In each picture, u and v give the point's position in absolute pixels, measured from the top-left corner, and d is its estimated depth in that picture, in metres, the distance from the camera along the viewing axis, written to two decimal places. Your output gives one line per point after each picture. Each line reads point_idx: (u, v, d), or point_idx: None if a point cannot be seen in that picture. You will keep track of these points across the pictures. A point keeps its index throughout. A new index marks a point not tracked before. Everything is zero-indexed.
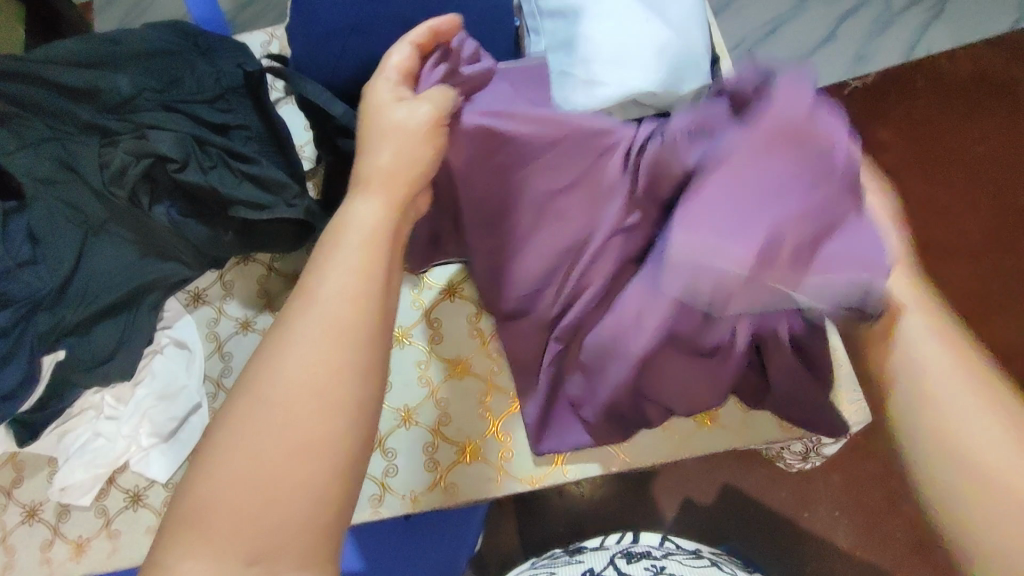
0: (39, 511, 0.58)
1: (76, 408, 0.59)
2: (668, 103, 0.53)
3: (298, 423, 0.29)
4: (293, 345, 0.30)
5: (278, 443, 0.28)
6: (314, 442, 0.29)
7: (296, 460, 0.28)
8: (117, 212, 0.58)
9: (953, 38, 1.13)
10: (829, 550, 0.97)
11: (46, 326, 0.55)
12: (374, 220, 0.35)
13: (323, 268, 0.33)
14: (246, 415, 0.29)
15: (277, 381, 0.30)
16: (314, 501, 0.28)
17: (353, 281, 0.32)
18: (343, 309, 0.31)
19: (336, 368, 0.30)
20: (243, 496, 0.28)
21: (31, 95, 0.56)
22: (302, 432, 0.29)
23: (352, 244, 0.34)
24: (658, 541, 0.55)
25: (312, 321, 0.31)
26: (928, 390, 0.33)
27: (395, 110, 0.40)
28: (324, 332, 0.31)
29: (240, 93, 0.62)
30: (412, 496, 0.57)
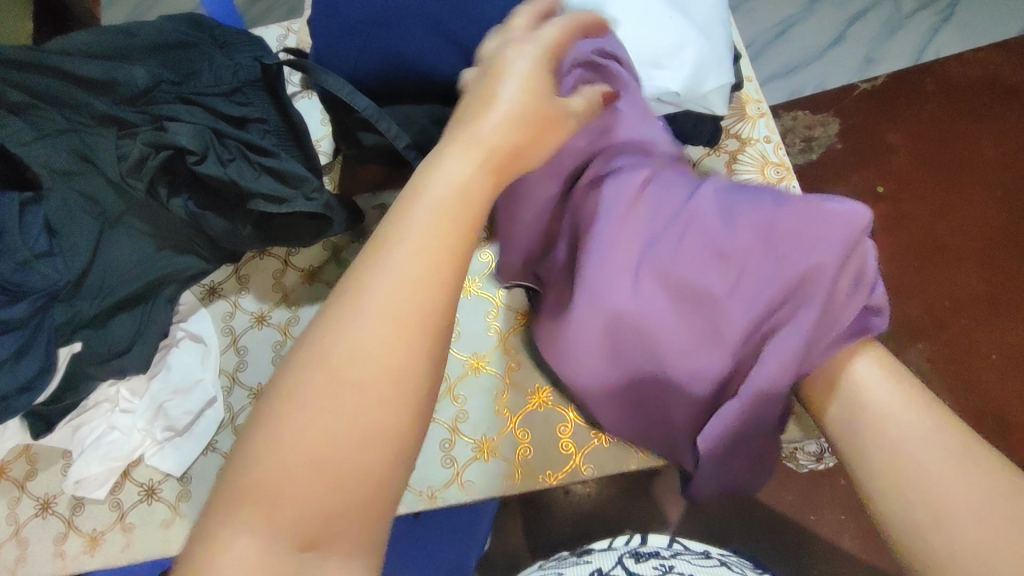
0: (52, 504, 0.58)
1: (91, 401, 0.59)
2: (689, 103, 0.54)
3: (362, 404, 0.26)
4: (361, 316, 0.27)
5: (340, 432, 0.26)
6: (375, 424, 0.26)
7: (360, 448, 0.26)
8: (134, 204, 0.58)
9: (964, 42, 1.13)
10: (835, 554, 0.97)
11: (63, 318, 0.55)
12: (442, 186, 0.31)
13: (400, 229, 0.29)
14: (308, 388, 0.26)
15: (342, 356, 0.27)
16: (372, 490, 0.26)
17: (426, 253, 0.29)
18: (407, 299, 0.27)
19: (405, 348, 0.27)
20: (299, 475, 0.25)
21: (48, 88, 0.56)
22: (360, 415, 0.26)
23: (434, 205, 0.30)
24: (665, 542, 0.55)
25: (384, 289, 0.27)
26: (867, 410, 0.36)
27: (503, 87, 0.35)
28: (395, 306, 0.27)
29: (258, 86, 0.62)
30: (429, 493, 0.57)
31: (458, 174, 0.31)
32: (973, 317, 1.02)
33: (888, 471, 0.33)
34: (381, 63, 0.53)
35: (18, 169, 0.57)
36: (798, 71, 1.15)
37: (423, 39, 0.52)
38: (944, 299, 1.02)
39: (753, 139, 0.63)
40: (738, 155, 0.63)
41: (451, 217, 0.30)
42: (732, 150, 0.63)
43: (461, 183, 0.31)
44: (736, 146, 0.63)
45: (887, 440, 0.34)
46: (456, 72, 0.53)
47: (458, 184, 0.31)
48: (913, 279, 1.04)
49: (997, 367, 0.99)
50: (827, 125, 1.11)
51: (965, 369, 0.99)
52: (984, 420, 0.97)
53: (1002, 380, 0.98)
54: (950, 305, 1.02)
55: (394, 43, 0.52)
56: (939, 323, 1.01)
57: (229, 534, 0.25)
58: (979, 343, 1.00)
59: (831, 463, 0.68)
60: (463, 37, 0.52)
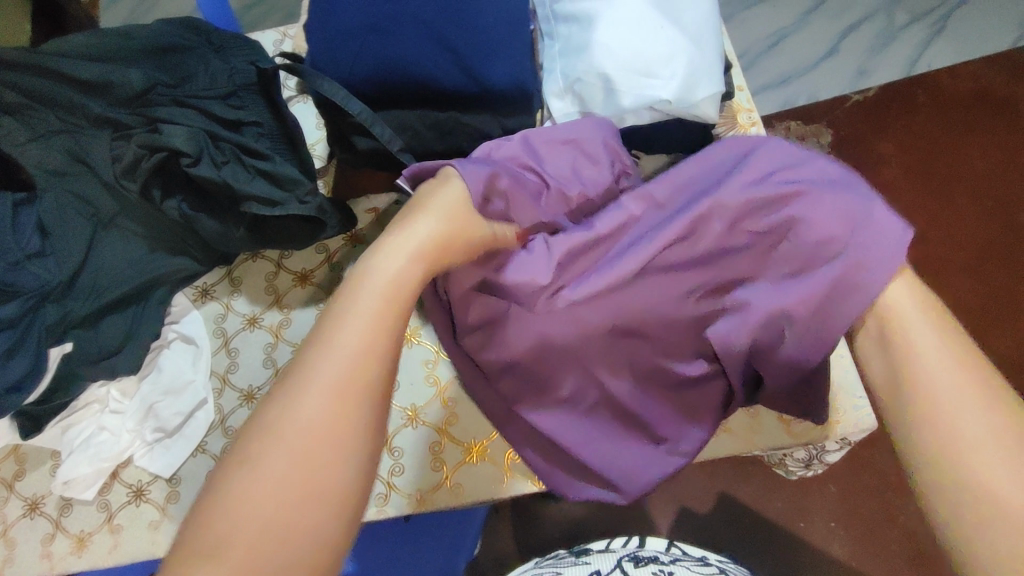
0: (41, 505, 0.58)
1: (82, 401, 0.58)
2: (682, 111, 0.54)
3: (313, 458, 0.29)
4: (312, 385, 0.31)
5: (292, 486, 0.29)
6: (320, 482, 0.29)
7: (309, 505, 0.29)
8: (127, 205, 0.59)
9: (955, 56, 1.14)
10: (825, 559, 1.04)
11: (53, 319, 0.55)
12: (381, 277, 0.36)
13: (348, 304, 0.34)
14: (267, 451, 0.29)
15: (295, 419, 0.30)
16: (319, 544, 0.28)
17: (365, 328, 0.33)
18: (352, 363, 0.32)
19: (349, 415, 0.31)
20: (251, 527, 0.28)
21: (43, 88, 0.57)
22: (308, 473, 0.29)
23: (372, 290, 0.35)
24: (665, 546, 0.55)
25: (331, 355, 0.32)
26: (922, 389, 0.36)
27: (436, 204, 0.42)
28: (341, 374, 0.32)
29: (253, 90, 0.63)
30: (419, 496, 0.57)
31: (396, 265, 0.37)
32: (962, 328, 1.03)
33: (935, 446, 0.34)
34: (376, 69, 0.53)
35: (15, 171, 0.59)
36: (791, 82, 1.16)
37: (421, 47, 0.52)
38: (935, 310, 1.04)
39: None
40: None
41: (381, 308, 0.35)
42: None
43: (399, 272, 0.37)
44: None
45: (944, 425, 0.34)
46: (449, 78, 0.53)
47: (396, 274, 0.37)
48: None
49: None
50: (819, 135, 1.12)
51: None
52: None
53: None
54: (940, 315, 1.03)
55: (389, 49, 0.53)
56: None
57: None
58: None
59: (819, 470, 0.68)
60: (458, 44, 0.52)
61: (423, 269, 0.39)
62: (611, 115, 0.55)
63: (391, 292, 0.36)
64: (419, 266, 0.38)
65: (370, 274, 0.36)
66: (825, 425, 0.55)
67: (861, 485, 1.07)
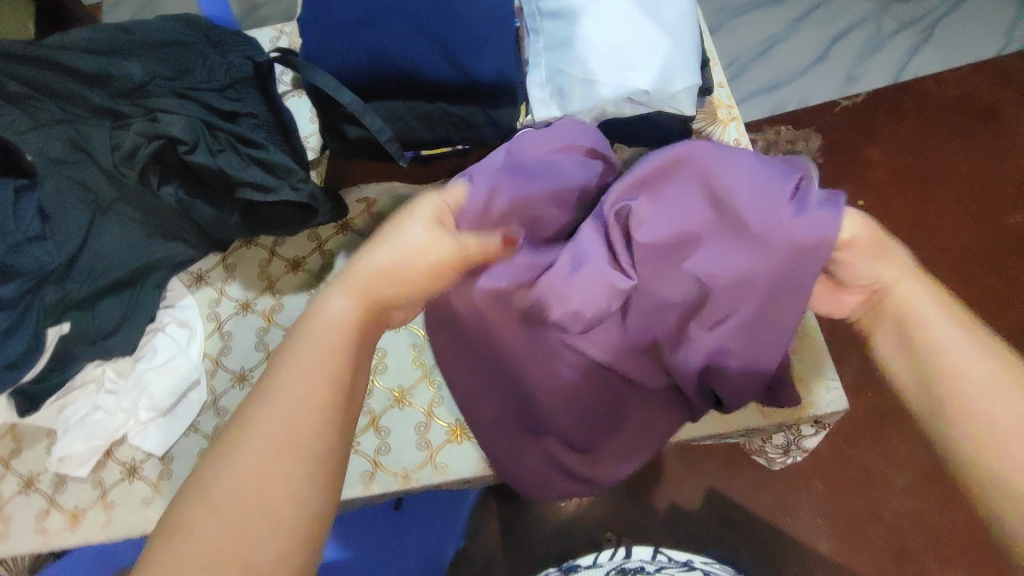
0: (36, 481, 0.59)
1: (78, 381, 0.60)
2: (660, 103, 0.56)
3: (246, 528, 0.31)
4: (246, 450, 0.32)
5: (225, 557, 0.30)
6: (257, 550, 0.30)
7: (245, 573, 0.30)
8: (126, 192, 0.61)
9: (941, 63, 1.17)
10: (808, 551, 1.15)
11: (53, 298, 0.57)
12: (327, 320, 0.38)
13: (290, 350, 0.36)
14: (196, 519, 0.31)
15: (227, 485, 0.32)
16: None
17: (301, 379, 0.35)
18: (288, 421, 0.33)
19: (289, 476, 0.32)
20: None
21: (47, 79, 0.60)
22: (245, 542, 0.31)
23: (315, 339, 0.37)
24: (650, 554, 0.66)
25: (267, 414, 0.33)
26: (946, 364, 0.38)
27: (409, 227, 0.43)
28: (274, 437, 0.33)
29: (249, 84, 0.65)
30: (404, 474, 0.58)
31: (335, 303, 0.38)
32: None
33: (968, 417, 0.36)
34: (368, 59, 0.55)
35: (19, 158, 0.61)
36: (781, 87, 1.19)
37: (411, 39, 0.55)
38: None
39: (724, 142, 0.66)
40: None
41: (330, 346, 0.37)
42: None
43: (336, 312, 0.38)
44: None
45: (972, 396, 0.36)
46: (438, 70, 0.55)
47: (334, 314, 0.38)
48: None
49: None
50: (808, 139, 1.15)
51: None
52: None
53: None
54: None
55: (381, 41, 0.55)
56: None
57: None
58: None
59: (797, 458, 0.70)
60: (447, 38, 0.54)
61: (362, 309, 0.39)
62: (591, 106, 0.57)
63: (339, 333, 0.37)
64: (356, 305, 0.39)
65: (315, 317, 0.38)
66: (797, 407, 0.58)
67: (834, 480, 1.18)
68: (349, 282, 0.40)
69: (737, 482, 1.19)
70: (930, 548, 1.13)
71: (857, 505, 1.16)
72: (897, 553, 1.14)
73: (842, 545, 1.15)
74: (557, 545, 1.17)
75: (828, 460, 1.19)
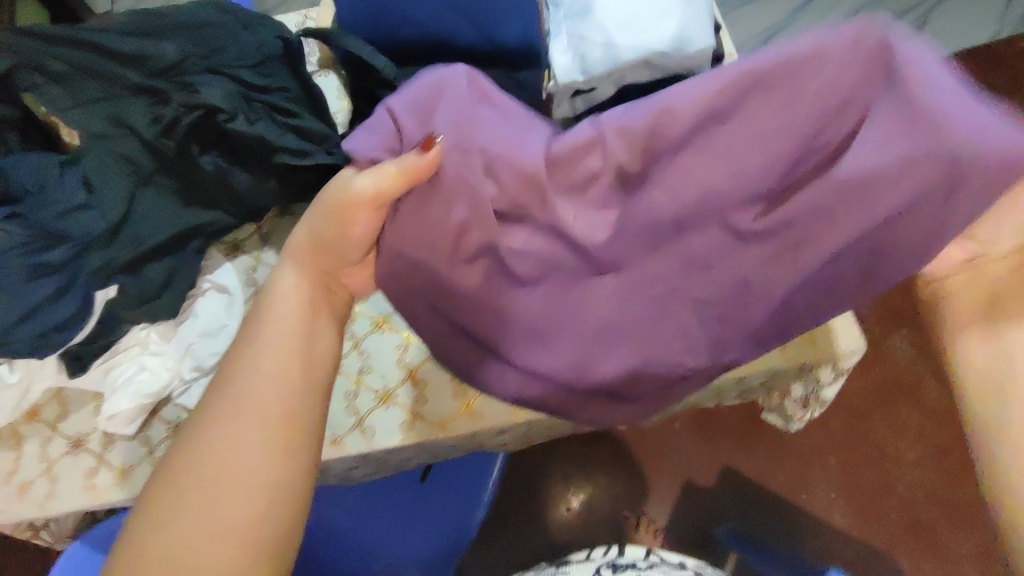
0: (84, 442, 0.62)
1: (122, 344, 0.63)
2: (677, 63, 0.59)
3: (229, 462, 0.44)
4: (231, 411, 0.46)
5: (221, 483, 0.43)
6: (241, 478, 0.44)
7: (232, 497, 0.43)
8: (164, 163, 0.62)
9: (936, 49, 1.21)
10: (825, 526, 1.17)
11: (97, 264, 0.59)
12: (278, 302, 0.51)
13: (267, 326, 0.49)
14: (203, 457, 0.44)
15: (220, 434, 0.45)
16: (244, 519, 0.43)
17: (275, 357, 0.48)
18: (263, 388, 0.47)
19: (265, 435, 0.45)
20: (192, 508, 0.43)
21: (86, 61, 0.61)
22: (234, 471, 0.44)
23: (271, 325, 0.49)
24: (644, 554, 0.72)
25: (249, 384, 0.47)
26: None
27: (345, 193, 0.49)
28: (252, 404, 0.46)
29: (278, 61, 0.69)
30: (442, 423, 0.60)
31: (286, 283, 0.51)
32: None
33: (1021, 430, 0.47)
34: (399, 28, 0.58)
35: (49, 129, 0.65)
36: None
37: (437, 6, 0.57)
38: None
39: None
40: None
41: (290, 327, 0.49)
42: None
43: (287, 289, 0.51)
44: None
45: None
46: (465, 36, 0.58)
47: (285, 291, 0.51)
48: None
49: None
50: None
51: None
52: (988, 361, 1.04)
53: None
54: None
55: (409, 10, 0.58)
56: None
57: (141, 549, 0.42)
58: None
59: (815, 412, 0.72)
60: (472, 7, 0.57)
61: (305, 285, 0.52)
62: (611, 69, 0.59)
63: (295, 306, 0.50)
64: (300, 284, 0.51)
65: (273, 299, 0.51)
66: (816, 347, 0.61)
67: (848, 455, 1.19)
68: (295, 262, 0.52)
69: (750, 459, 1.20)
70: (942, 518, 1.15)
71: (872, 479, 1.18)
72: (914, 527, 1.16)
73: (856, 517, 1.17)
74: (574, 524, 1.19)
75: (842, 438, 1.20)
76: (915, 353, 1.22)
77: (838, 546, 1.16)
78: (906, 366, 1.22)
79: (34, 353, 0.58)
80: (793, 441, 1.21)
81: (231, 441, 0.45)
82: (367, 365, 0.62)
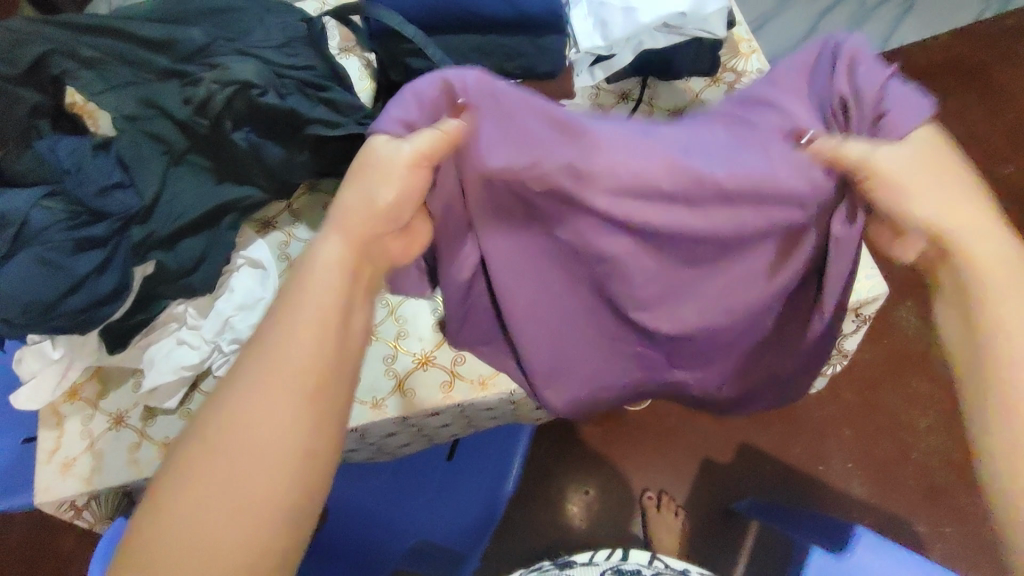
0: (125, 418, 0.63)
1: (160, 321, 0.64)
2: (693, 26, 0.61)
3: (263, 439, 0.39)
4: (264, 378, 0.40)
5: (258, 460, 0.38)
6: (280, 453, 0.39)
7: (268, 475, 0.38)
8: (198, 141, 0.64)
9: (926, 28, 1.24)
10: (845, 498, 1.18)
11: (139, 237, 0.60)
12: (316, 259, 0.44)
13: (301, 281, 0.44)
14: (231, 434, 0.39)
15: (250, 403, 0.39)
16: (283, 498, 0.38)
17: (304, 313, 0.42)
18: (295, 351, 0.41)
19: (301, 400, 0.40)
20: (220, 493, 0.37)
21: (120, 49, 0.64)
22: (268, 445, 0.39)
23: (308, 281, 0.44)
24: (647, 560, 0.76)
25: (282, 346, 0.41)
26: None
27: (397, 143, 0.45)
28: (286, 370, 0.40)
29: (303, 42, 0.69)
30: (480, 382, 0.62)
31: (327, 244, 0.45)
32: None
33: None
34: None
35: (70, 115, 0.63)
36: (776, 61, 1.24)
37: None
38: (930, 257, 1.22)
39: (748, 72, 0.71)
40: (735, 86, 0.70)
41: (325, 281, 0.44)
42: (730, 81, 0.70)
43: (326, 250, 0.44)
44: (733, 78, 0.70)
45: None
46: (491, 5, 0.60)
47: (324, 251, 0.44)
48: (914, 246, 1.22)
49: None
50: None
51: None
52: None
53: None
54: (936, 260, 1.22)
55: None
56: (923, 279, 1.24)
57: (161, 540, 0.37)
58: None
59: (838, 365, 0.74)
60: None
61: (347, 243, 0.45)
62: (629, 34, 0.61)
63: (332, 263, 0.45)
64: (342, 242, 0.45)
65: (309, 259, 0.45)
66: None
67: (865, 426, 1.21)
68: (333, 220, 0.46)
69: (767, 435, 1.22)
70: (958, 483, 1.17)
71: (891, 448, 1.20)
72: (932, 494, 1.17)
73: (875, 486, 1.18)
74: (594, 506, 1.20)
75: (857, 409, 1.22)
76: (922, 324, 1.24)
77: (859, 516, 1.17)
78: (915, 337, 1.23)
79: (77, 328, 0.59)
80: (809, 414, 1.22)
81: (259, 412, 0.39)
82: (403, 330, 0.63)
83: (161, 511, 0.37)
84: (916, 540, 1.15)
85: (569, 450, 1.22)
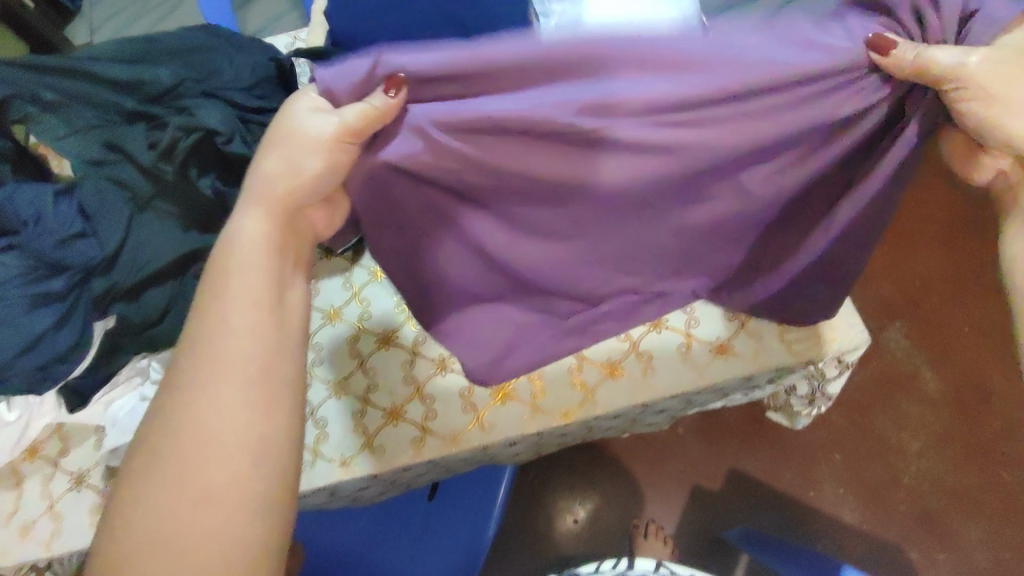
0: (86, 478, 0.62)
1: (122, 375, 0.62)
2: None
3: (211, 427, 0.41)
4: (205, 368, 0.42)
5: (208, 447, 0.41)
6: (233, 437, 0.41)
7: (223, 459, 0.41)
8: (164, 187, 0.62)
9: None
10: (836, 523, 1.17)
11: (99, 290, 0.58)
12: (239, 241, 0.45)
13: (223, 270, 0.45)
14: (181, 426, 0.41)
15: (196, 393, 0.42)
16: (239, 478, 0.41)
17: (234, 307, 0.44)
18: (227, 343, 0.43)
19: (244, 386, 0.42)
20: (179, 482, 0.40)
21: (82, 90, 0.62)
22: (216, 432, 0.41)
23: (232, 272, 0.45)
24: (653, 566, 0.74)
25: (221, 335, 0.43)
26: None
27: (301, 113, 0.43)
28: (222, 360, 0.43)
29: (272, 82, 0.69)
30: (454, 436, 0.61)
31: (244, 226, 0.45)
32: (941, 293, 1.24)
33: None
34: None
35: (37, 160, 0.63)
36: None
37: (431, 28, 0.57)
38: (915, 280, 1.25)
39: None
40: None
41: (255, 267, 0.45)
42: None
43: (248, 231, 0.45)
44: None
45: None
46: None
47: (246, 234, 0.45)
48: (890, 262, 1.26)
49: (970, 337, 1.21)
50: None
51: (944, 340, 1.22)
52: (966, 391, 1.20)
53: (976, 349, 1.21)
54: (919, 285, 1.24)
55: None
56: (912, 301, 1.24)
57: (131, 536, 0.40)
58: (949, 317, 1.23)
59: (822, 407, 0.72)
60: None
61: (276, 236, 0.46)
62: None
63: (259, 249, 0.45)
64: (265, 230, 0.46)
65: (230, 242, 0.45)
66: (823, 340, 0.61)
67: (854, 449, 1.19)
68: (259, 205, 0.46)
69: (757, 461, 1.20)
70: (951, 508, 1.15)
71: (881, 473, 1.18)
72: (923, 517, 1.16)
73: (866, 511, 1.17)
74: (584, 535, 1.18)
75: (845, 434, 1.20)
76: (909, 345, 1.22)
77: (851, 542, 1.16)
78: (903, 358, 1.22)
79: (33, 387, 0.58)
80: (797, 441, 1.21)
81: (202, 400, 0.41)
82: (374, 383, 0.61)
83: (123, 517, 0.40)
84: (909, 567, 1.14)
85: (556, 479, 1.20)
